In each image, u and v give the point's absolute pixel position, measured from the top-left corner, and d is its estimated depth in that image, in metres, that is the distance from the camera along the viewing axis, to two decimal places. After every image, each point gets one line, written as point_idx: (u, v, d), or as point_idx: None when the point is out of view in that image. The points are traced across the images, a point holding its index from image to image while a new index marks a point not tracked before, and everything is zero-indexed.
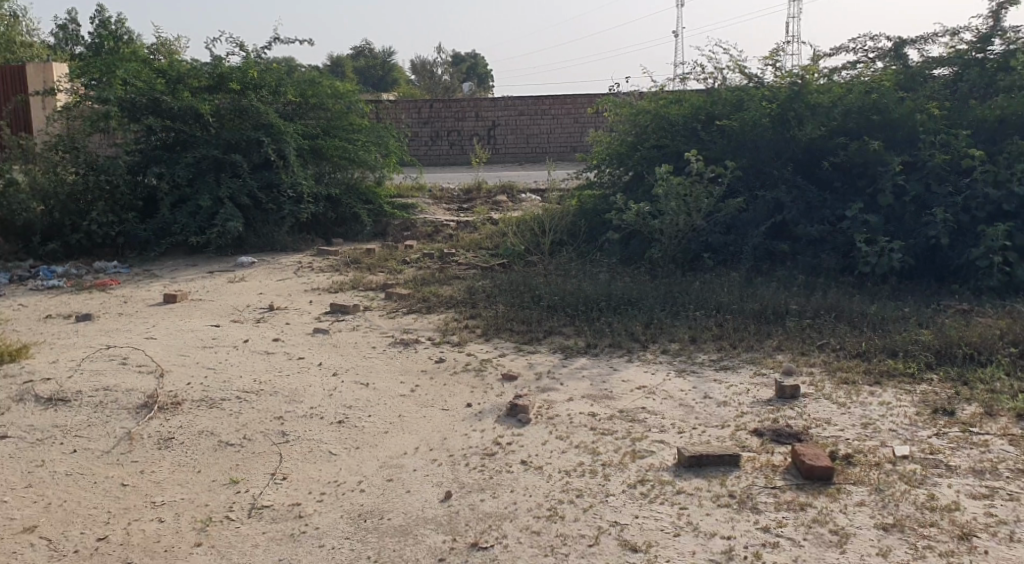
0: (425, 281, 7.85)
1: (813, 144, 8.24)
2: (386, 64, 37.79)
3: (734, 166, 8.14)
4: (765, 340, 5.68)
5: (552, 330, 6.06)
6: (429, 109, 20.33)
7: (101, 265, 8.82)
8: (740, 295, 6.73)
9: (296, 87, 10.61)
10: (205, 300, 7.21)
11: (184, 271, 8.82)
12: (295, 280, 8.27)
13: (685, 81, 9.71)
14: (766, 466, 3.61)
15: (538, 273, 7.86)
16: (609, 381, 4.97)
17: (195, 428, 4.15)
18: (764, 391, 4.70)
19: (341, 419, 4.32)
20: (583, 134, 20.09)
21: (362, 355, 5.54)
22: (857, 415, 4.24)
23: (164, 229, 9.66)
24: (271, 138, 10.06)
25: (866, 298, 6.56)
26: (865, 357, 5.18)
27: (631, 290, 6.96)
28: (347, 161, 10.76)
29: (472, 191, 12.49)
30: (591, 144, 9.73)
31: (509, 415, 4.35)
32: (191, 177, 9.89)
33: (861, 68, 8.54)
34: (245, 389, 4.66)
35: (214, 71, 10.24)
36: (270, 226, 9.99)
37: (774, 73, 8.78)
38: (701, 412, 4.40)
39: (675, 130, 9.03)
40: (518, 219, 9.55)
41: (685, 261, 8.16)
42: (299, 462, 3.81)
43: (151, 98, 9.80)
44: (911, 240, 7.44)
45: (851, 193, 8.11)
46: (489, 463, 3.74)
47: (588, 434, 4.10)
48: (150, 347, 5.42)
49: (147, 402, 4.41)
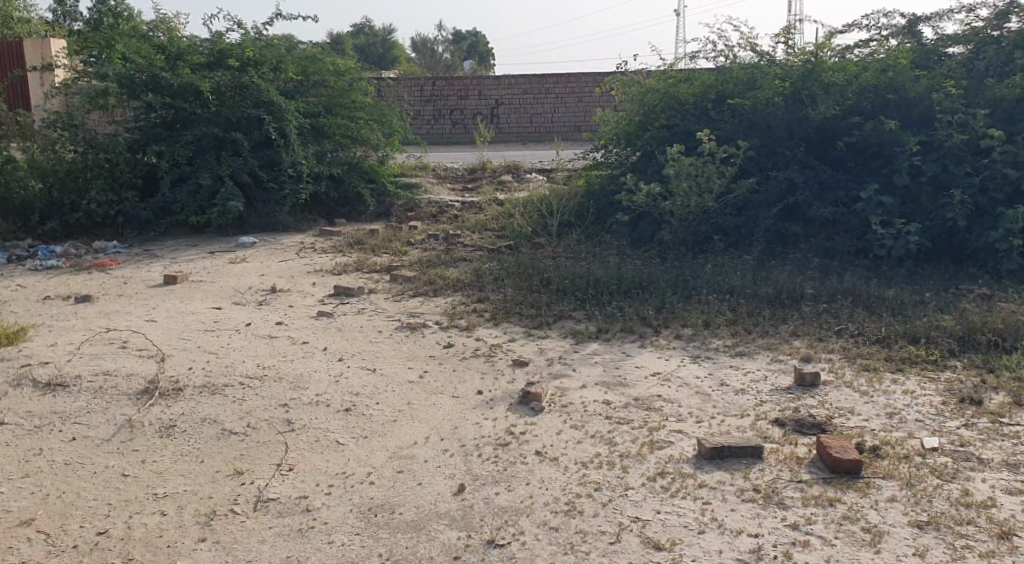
0: (430, 263, 7.69)
1: (827, 123, 8.06)
2: (386, 42, 37.37)
3: (746, 146, 7.96)
4: (780, 324, 5.54)
5: (563, 314, 5.92)
6: (431, 87, 20.07)
7: (101, 245, 8.66)
8: (754, 278, 6.58)
9: (297, 64, 10.40)
10: (207, 282, 7.05)
11: (185, 251, 8.67)
12: (298, 261, 8.12)
13: (694, 59, 9.50)
14: (790, 458, 3.48)
15: (546, 255, 7.71)
16: (623, 367, 4.84)
17: (197, 415, 4.01)
18: (782, 379, 4.57)
19: (348, 407, 4.19)
20: (587, 112, 19.82)
21: (368, 340, 5.40)
22: (881, 404, 4.10)
23: (164, 209, 9.49)
24: (272, 116, 9.87)
25: (883, 282, 6.41)
26: (885, 344, 5.04)
27: (641, 273, 6.81)
28: (349, 139, 10.57)
29: (476, 171, 12.30)
30: (598, 123, 9.53)
31: (521, 403, 4.22)
32: (191, 155, 9.70)
33: (874, 46, 8.37)
34: (248, 376, 4.52)
35: (214, 47, 10.03)
36: (272, 206, 9.82)
37: (786, 50, 8.57)
38: (720, 400, 4.27)
39: (685, 109, 8.83)
40: (524, 200, 9.38)
41: (695, 243, 8.00)
42: (306, 453, 3.67)
43: (151, 75, 9.60)
44: (928, 222, 7.28)
45: (865, 174, 7.94)
46: (503, 454, 3.61)
47: (603, 423, 3.97)
48: (150, 331, 5.27)
49: (147, 388, 4.27)
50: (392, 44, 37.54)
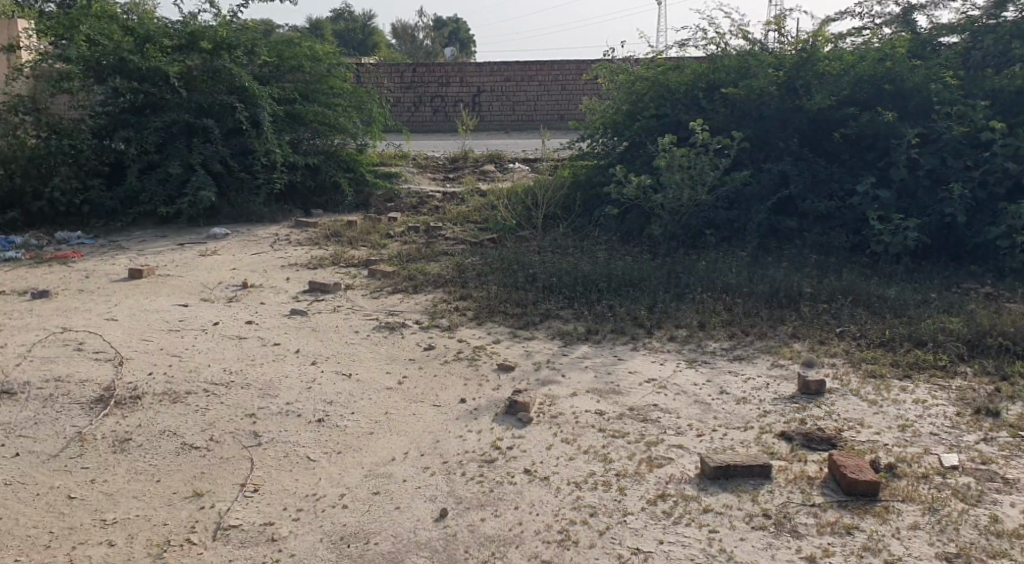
0: (410, 257, 7.36)
1: (821, 115, 7.80)
2: (367, 28, 36.77)
3: (739, 137, 7.68)
4: (779, 326, 5.28)
5: (550, 314, 5.63)
6: (412, 73, 19.64)
7: (63, 236, 8.24)
8: (749, 276, 6.32)
9: (271, 47, 10.04)
10: (174, 276, 6.67)
11: (153, 242, 8.27)
12: (272, 254, 7.75)
13: (684, 48, 9.21)
14: (800, 478, 3.22)
15: (531, 250, 7.40)
16: (615, 373, 4.55)
17: (155, 427, 3.67)
18: (785, 386, 4.30)
19: (320, 417, 3.86)
20: (571, 101, 19.47)
21: (344, 341, 5.07)
22: (892, 415, 3.85)
23: (132, 198, 9.06)
24: (245, 102, 9.49)
25: (883, 281, 6.18)
26: (889, 347, 4.80)
27: (632, 269, 6.53)
28: (327, 127, 10.16)
29: (458, 160, 11.96)
30: (585, 112, 9.23)
31: (507, 414, 3.93)
32: (161, 142, 9.28)
33: (868, 35, 8.12)
34: (214, 382, 4.18)
35: (184, 29, 9.64)
36: (246, 195, 9.40)
37: (779, 39, 8.29)
38: (720, 410, 3.99)
39: (675, 99, 8.55)
40: (508, 191, 9.05)
41: (686, 238, 7.74)
42: (273, 471, 3.35)
43: (118, 58, 9.13)
44: (926, 218, 7.05)
45: (860, 167, 7.71)
46: (489, 473, 3.31)
47: (596, 437, 3.68)
48: (109, 330, 4.91)
49: (102, 397, 3.92)
50: (373, 30, 36.87)
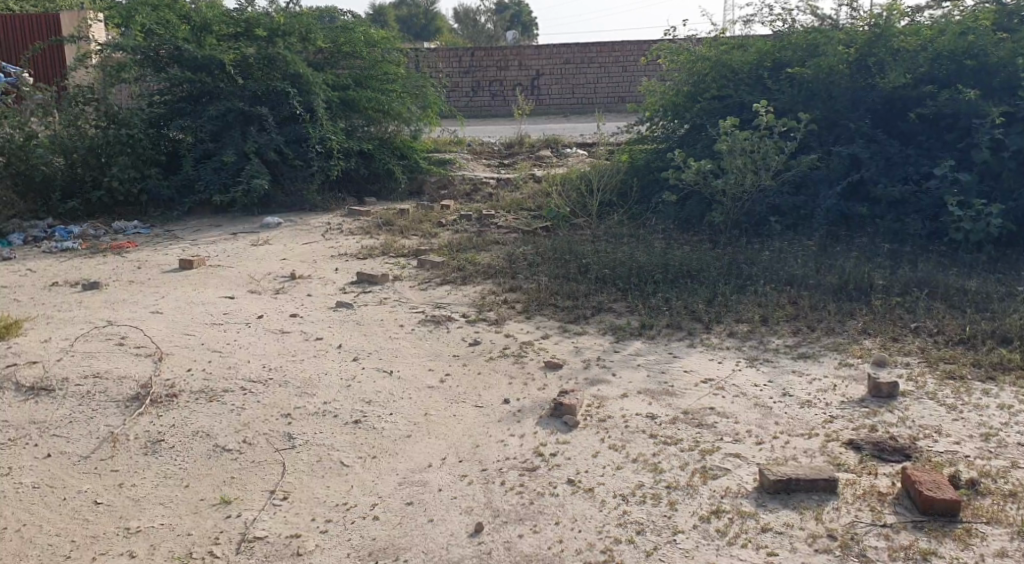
0: (461, 247, 7.18)
1: (896, 93, 7.31)
2: (428, 14, 36.68)
3: (807, 118, 7.24)
4: (848, 321, 4.92)
5: (602, 307, 5.39)
6: (470, 58, 19.44)
7: (121, 226, 8.35)
8: (815, 266, 5.94)
9: (327, 34, 10.03)
10: (224, 266, 6.65)
11: (206, 232, 8.31)
12: (323, 244, 7.69)
13: (749, 25, 8.75)
14: (870, 494, 2.92)
15: (585, 239, 7.16)
16: (669, 372, 4.29)
17: (189, 428, 3.60)
18: (854, 388, 3.97)
19: (358, 419, 3.72)
20: (632, 83, 19.08)
21: (388, 335, 4.93)
22: (975, 422, 3.49)
23: (188, 187, 9.12)
24: (299, 90, 9.45)
25: (963, 271, 5.72)
26: (971, 346, 4.40)
27: (690, 259, 6.22)
28: (380, 114, 10.10)
29: (513, 145, 11.74)
30: (644, 94, 8.88)
31: (552, 416, 3.72)
32: (216, 131, 9.32)
33: (949, 7, 7.60)
34: (251, 379, 4.09)
35: (239, 16, 9.68)
36: (299, 183, 9.36)
37: (851, 14, 7.80)
38: (783, 415, 3.70)
39: (738, 79, 8.14)
40: (563, 177, 8.80)
41: (749, 225, 7.35)
42: (304, 477, 3.22)
43: (174, 47, 9.22)
44: (1011, 202, 6.51)
45: (938, 148, 7.18)
46: (529, 483, 3.12)
47: (647, 444, 3.44)
48: (154, 324, 4.88)
49: (138, 394, 3.88)
50: (434, 15, 36.75)
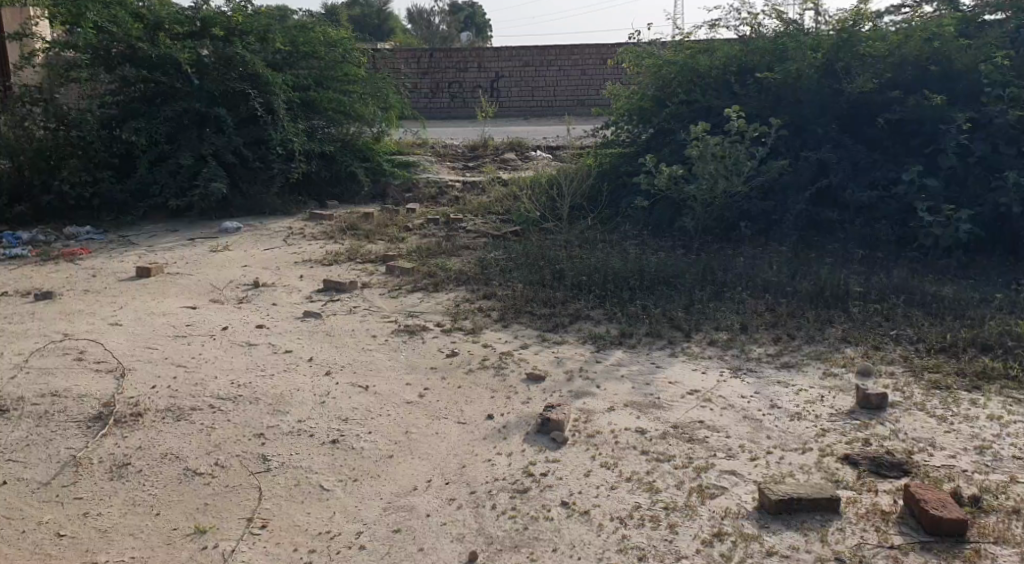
0: (430, 252, 7.01)
1: (863, 99, 7.36)
2: (384, 14, 36.28)
3: (777, 123, 7.23)
4: (827, 329, 4.89)
5: (579, 315, 5.27)
6: (429, 59, 19.34)
7: (72, 230, 7.98)
8: (790, 273, 5.91)
9: (286, 33, 9.76)
10: (184, 274, 6.37)
11: (163, 237, 7.99)
12: (286, 249, 7.45)
13: (714, 29, 8.73)
14: (873, 513, 2.85)
15: (556, 244, 7.04)
16: (654, 383, 4.19)
17: (157, 450, 3.37)
18: (841, 399, 3.92)
19: (335, 438, 3.53)
20: (592, 86, 19.06)
21: (361, 347, 4.73)
22: (967, 435, 3.47)
23: (142, 191, 8.75)
24: (258, 90, 9.18)
25: (935, 277, 5.76)
26: (951, 354, 4.40)
27: (665, 265, 6.15)
28: (341, 115, 9.86)
29: (477, 148, 11.59)
30: (610, 98, 8.82)
31: (539, 433, 3.59)
32: (172, 132, 8.97)
33: (909, 13, 7.70)
34: (221, 396, 3.87)
35: (195, 15, 9.32)
36: (259, 186, 9.06)
37: (816, 19, 7.84)
38: (774, 428, 3.62)
39: (706, 83, 8.11)
40: (530, 180, 8.68)
41: (720, 230, 7.32)
42: (283, 503, 3.03)
43: (128, 46, 8.83)
44: (978, 208, 6.59)
45: (904, 154, 7.25)
46: (521, 506, 2.98)
47: (639, 461, 3.33)
48: (112, 337, 4.61)
49: (101, 414, 3.63)
50: (390, 15, 36.38)
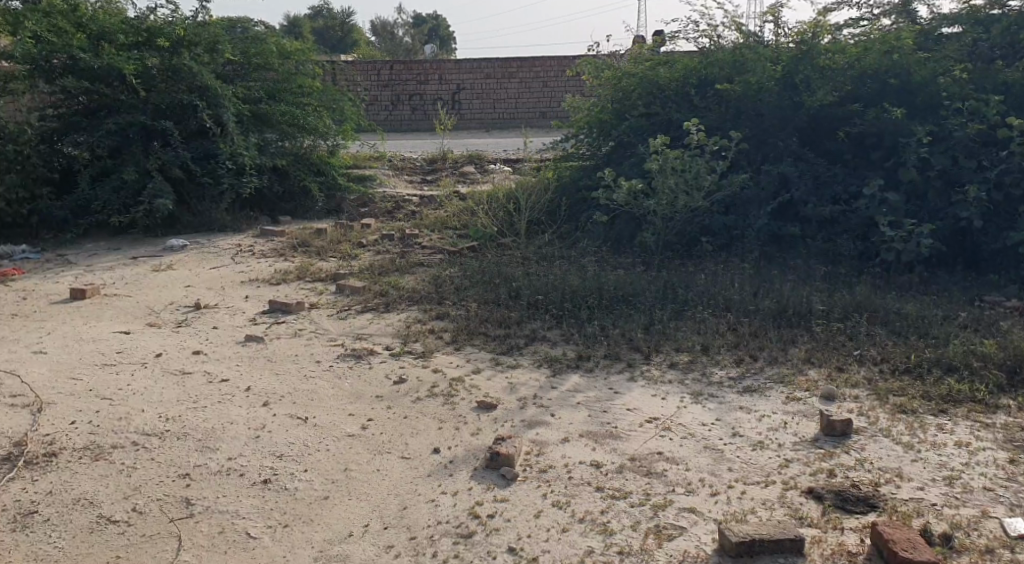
0: (383, 269, 6.75)
1: (823, 113, 7.28)
2: (345, 26, 35.91)
3: (738, 137, 7.12)
4: (790, 349, 4.74)
5: (535, 336, 5.06)
6: (389, 71, 19.03)
7: (5, 250, 7.57)
8: (752, 290, 5.77)
9: (236, 44, 9.45)
10: (121, 296, 6.03)
11: (103, 256, 7.62)
12: (232, 268, 7.14)
13: (674, 41, 8.61)
14: (840, 555, 2.68)
15: (514, 260, 6.84)
16: (611, 411, 3.99)
17: (69, 495, 3.07)
18: (805, 426, 3.76)
19: (267, 478, 3.26)
20: (553, 99, 19.00)
21: (303, 374, 4.45)
22: (934, 465, 3.32)
23: (84, 207, 8.36)
24: (206, 101, 8.82)
25: (897, 295, 5.66)
26: (916, 375, 4.28)
27: (625, 283, 5.98)
28: (294, 128, 9.52)
29: (436, 161, 11.36)
30: (569, 110, 8.66)
31: (488, 468, 3.36)
32: (115, 146, 8.58)
33: (868, 26, 7.66)
34: (145, 432, 3.58)
35: (140, 24, 8.93)
36: (207, 202, 8.73)
37: (776, 31, 7.75)
38: (736, 459, 3.44)
39: (666, 95, 7.98)
40: (488, 194, 8.47)
41: (681, 245, 7.18)
42: (204, 553, 2.75)
43: (68, 55, 8.38)
44: (939, 222, 6.54)
45: (864, 167, 7.19)
46: (465, 553, 2.75)
47: (593, 498, 3.12)
48: (33, 369, 4.27)
49: (10, 456, 3.32)
50: (351, 27, 36.00)
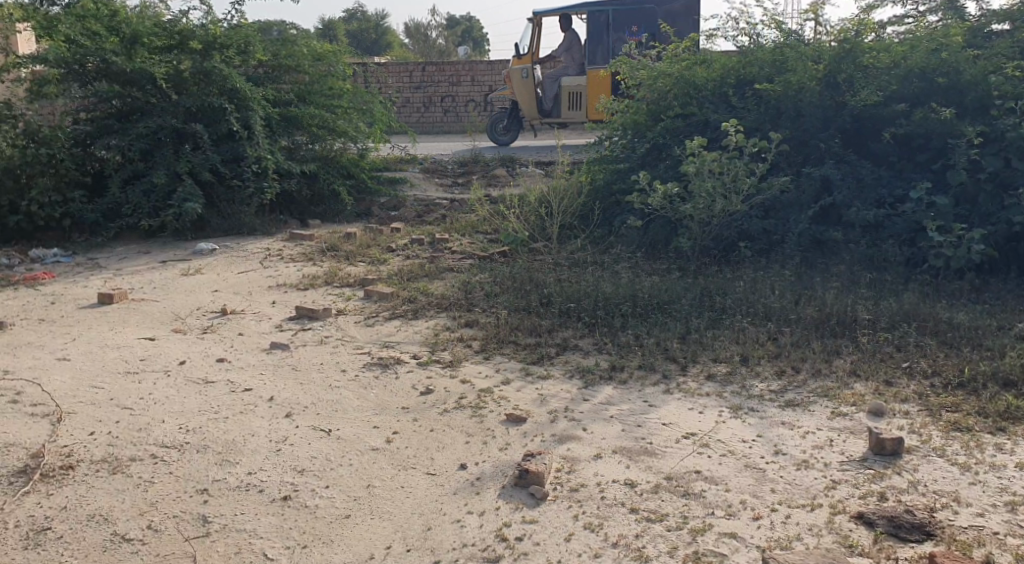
0: (412, 274, 6.64)
1: (867, 113, 7.01)
2: (378, 28, 36.02)
3: (777, 139, 6.88)
4: (834, 360, 4.52)
5: (568, 345, 4.90)
6: (421, 73, 18.99)
7: (38, 254, 7.62)
8: (793, 298, 5.55)
9: (267, 47, 9.41)
10: (149, 301, 6.00)
11: (133, 259, 7.62)
12: (261, 273, 7.08)
13: (711, 39, 8.38)
14: None
15: (546, 266, 6.70)
16: (646, 425, 3.81)
17: (84, 511, 2.99)
18: (853, 444, 3.55)
19: (287, 494, 3.15)
20: None
21: (328, 383, 4.34)
22: (994, 489, 3.10)
23: (116, 210, 8.39)
24: (237, 105, 8.79)
25: (947, 304, 5.40)
26: (971, 391, 4.03)
27: (660, 289, 5.79)
28: (325, 131, 9.46)
29: (467, 164, 11.25)
30: (602, 112, 8.47)
31: (516, 486, 3.21)
32: (147, 150, 8.60)
33: (914, 23, 7.38)
34: (165, 444, 3.50)
35: (172, 28, 8.91)
36: (237, 205, 8.71)
37: (817, 29, 7.51)
38: (779, 479, 3.25)
39: (702, 96, 7.75)
40: (520, 197, 8.33)
41: (718, 250, 6.96)
42: None
43: (101, 59, 8.39)
44: (990, 227, 6.24)
45: (910, 170, 6.90)
46: None
47: (627, 520, 2.95)
48: (57, 378, 4.24)
49: (27, 469, 3.26)
50: (385, 30, 36.10)
